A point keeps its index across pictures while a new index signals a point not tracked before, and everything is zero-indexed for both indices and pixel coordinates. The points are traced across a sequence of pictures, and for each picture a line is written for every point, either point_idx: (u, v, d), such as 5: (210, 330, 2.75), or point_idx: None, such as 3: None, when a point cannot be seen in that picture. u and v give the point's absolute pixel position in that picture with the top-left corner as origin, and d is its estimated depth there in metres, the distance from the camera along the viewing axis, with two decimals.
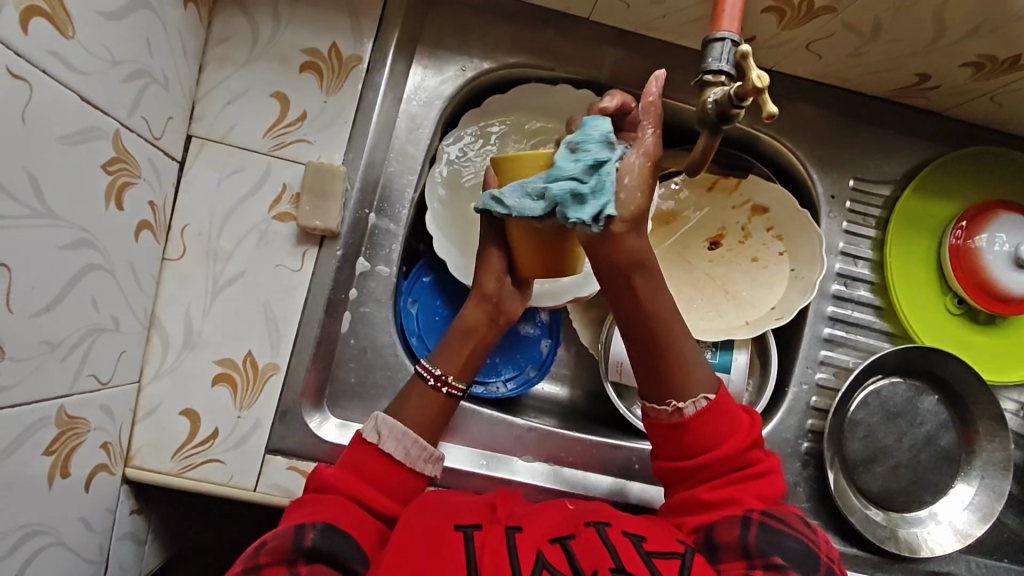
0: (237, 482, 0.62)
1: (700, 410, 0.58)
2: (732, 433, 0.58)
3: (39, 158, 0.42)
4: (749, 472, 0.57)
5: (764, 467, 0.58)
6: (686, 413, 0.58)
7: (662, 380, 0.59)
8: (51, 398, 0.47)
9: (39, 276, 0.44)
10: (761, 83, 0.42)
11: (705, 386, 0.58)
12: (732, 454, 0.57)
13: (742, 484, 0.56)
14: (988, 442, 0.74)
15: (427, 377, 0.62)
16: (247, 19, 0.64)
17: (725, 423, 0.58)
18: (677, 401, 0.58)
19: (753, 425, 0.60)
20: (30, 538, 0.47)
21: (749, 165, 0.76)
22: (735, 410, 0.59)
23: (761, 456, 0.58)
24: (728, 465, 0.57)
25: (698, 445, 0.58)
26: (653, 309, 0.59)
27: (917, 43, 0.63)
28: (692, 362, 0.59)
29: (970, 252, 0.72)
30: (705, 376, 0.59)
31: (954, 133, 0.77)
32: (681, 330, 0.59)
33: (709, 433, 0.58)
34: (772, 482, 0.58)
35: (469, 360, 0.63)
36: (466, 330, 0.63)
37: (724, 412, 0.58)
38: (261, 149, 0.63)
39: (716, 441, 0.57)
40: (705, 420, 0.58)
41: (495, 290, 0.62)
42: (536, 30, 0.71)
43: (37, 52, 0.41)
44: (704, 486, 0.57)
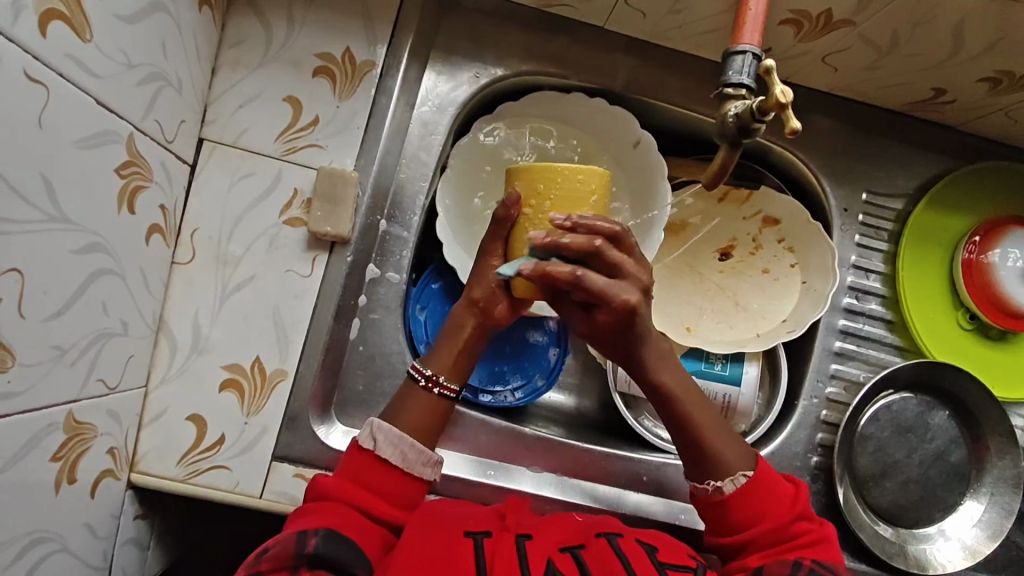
0: (243, 489, 0.61)
1: (740, 488, 0.58)
2: (774, 506, 0.58)
3: (53, 160, 0.42)
4: (798, 543, 0.56)
5: (813, 537, 0.57)
6: (726, 491, 0.58)
7: (701, 458, 0.60)
8: (60, 404, 0.47)
9: (51, 281, 0.44)
10: (785, 98, 0.42)
11: (743, 462, 0.59)
12: (778, 526, 0.57)
13: (792, 552, 0.56)
14: (999, 459, 0.73)
15: (419, 378, 0.61)
16: (261, 22, 0.64)
17: (767, 494, 0.58)
18: (715, 480, 0.59)
19: (798, 496, 0.60)
20: (35, 545, 0.46)
21: (760, 176, 0.77)
22: (776, 482, 0.59)
23: (809, 528, 0.58)
24: (775, 538, 0.57)
25: (740, 521, 0.58)
26: (689, 389, 0.60)
27: (934, 58, 0.63)
28: (727, 438, 0.60)
29: (983, 266, 0.72)
30: (741, 450, 0.60)
31: (966, 147, 0.77)
32: (711, 410, 0.61)
33: (752, 507, 0.58)
34: (826, 551, 0.56)
35: (460, 358, 0.62)
36: (451, 331, 0.62)
37: (764, 487, 0.59)
38: (272, 153, 0.63)
39: (760, 515, 0.58)
40: (746, 497, 0.58)
41: (483, 296, 0.60)
42: (550, 38, 0.71)
43: (55, 55, 0.41)
44: (754, 556, 0.57)
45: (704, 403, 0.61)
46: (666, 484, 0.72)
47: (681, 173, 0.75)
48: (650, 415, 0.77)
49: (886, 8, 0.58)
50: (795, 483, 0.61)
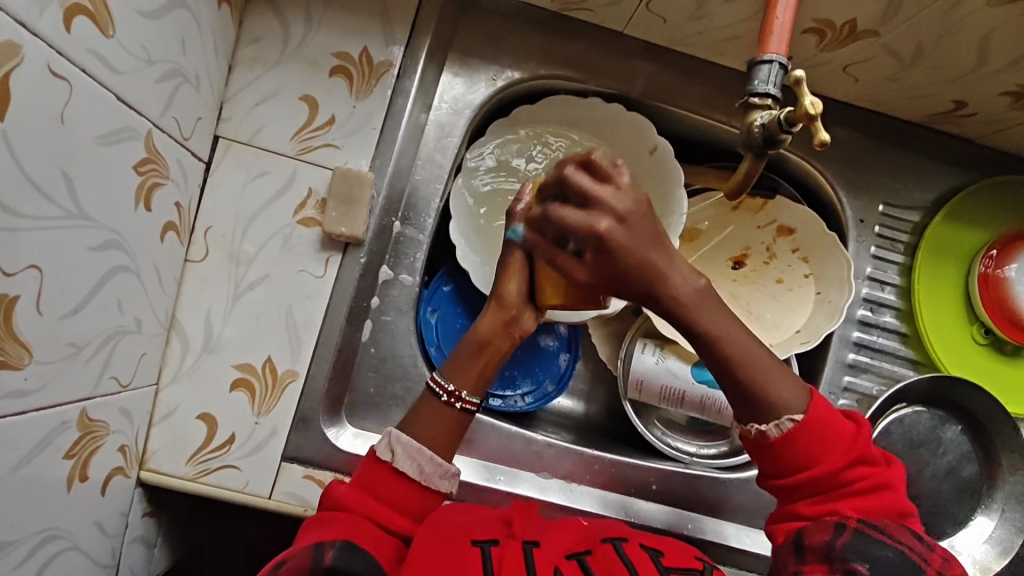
0: (252, 489, 0.61)
1: (786, 432, 0.53)
2: (829, 452, 0.53)
3: (74, 156, 0.42)
4: (854, 490, 0.53)
5: (872, 484, 0.53)
6: (771, 436, 0.54)
7: (746, 401, 0.54)
8: (73, 401, 0.47)
9: (68, 278, 0.43)
10: (813, 109, 0.41)
11: (793, 406, 0.53)
12: (831, 474, 0.53)
13: (843, 501, 0.52)
14: (1011, 475, 0.73)
15: (440, 393, 0.59)
16: (279, 20, 0.63)
17: (821, 439, 0.53)
18: (760, 423, 0.54)
19: (858, 437, 0.54)
20: (46, 543, 0.46)
21: (777, 185, 0.74)
22: (833, 425, 0.54)
23: (868, 472, 0.53)
24: (828, 484, 0.53)
25: (791, 466, 0.54)
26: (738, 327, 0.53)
27: (957, 70, 0.63)
28: (776, 379, 0.53)
29: (1000, 281, 0.71)
30: (793, 392, 0.53)
31: (984, 160, 0.76)
32: (759, 345, 0.54)
33: (806, 451, 0.53)
34: (882, 498, 0.53)
35: (483, 373, 0.61)
36: (480, 345, 0.60)
37: (818, 430, 0.53)
38: (288, 152, 0.62)
39: (813, 460, 0.53)
40: (796, 440, 0.53)
41: (514, 299, 0.60)
42: (569, 42, 0.70)
43: (78, 51, 0.41)
44: (802, 502, 0.54)
45: (750, 343, 0.54)
46: (675, 493, 0.72)
47: (698, 182, 0.74)
48: (660, 423, 0.77)
49: (912, 18, 0.57)
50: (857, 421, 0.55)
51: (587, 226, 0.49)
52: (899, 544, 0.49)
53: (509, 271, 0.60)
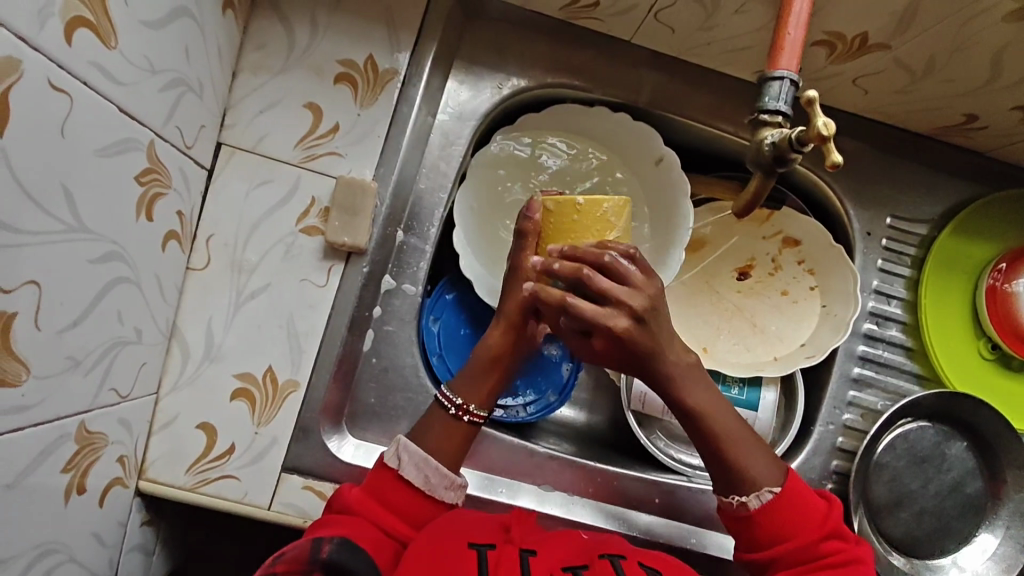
0: (251, 500, 0.60)
1: (765, 503, 0.56)
2: (804, 524, 0.56)
3: (75, 169, 0.41)
4: (828, 562, 0.55)
5: (844, 557, 0.55)
6: (750, 507, 0.57)
7: (725, 476, 0.58)
8: (72, 414, 0.46)
9: (68, 292, 0.43)
10: (827, 130, 0.41)
11: (770, 479, 0.57)
12: (807, 546, 0.55)
13: (821, 572, 0.54)
14: (1016, 493, 0.72)
15: (449, 406, 0.60)
16: (284, 26, 0.62)
17: (796, 512, 0.57)
18: (739, 494, 0.57)
19: (831, 512, 0.58)
20: (44, 557, 0.46)
21: (783, 197, 0.74)
22: (807, 500, 0.58)
23: (841, 546, 0.56)
24: (804, 556, 0.55)
25: (767, 538, 0.57)
26: (716, 403, 0.57)
27: (969, 84, 0.62)
28: (753, 454, 0.58)
29: (1008, 296, 0.71)
30: (767, 467, 0.58)
31: (993, 173, 0.75)
32: (740, 425, 0.59)
33: (784, 523, 0.56)
34: (857, 572, 0.55)
35: (491, 388, 0.61)
36: (490, 359, 0.60)
37: (794, 504, 0.57)
38: (291, 160, 0.62)
39: (789, 533, 0.56)
40: (773, 514, 0.56)
41: (520, 316, 0.60)
42: (576, 49, 0.70)
43: (79, 63, 0.40)
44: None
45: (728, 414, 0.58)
46: (676, 506, 0.72)
47: (704, 191, 0.74)
48: (663, 434, 0.77)
49: (925, 33, 0.56)
50: (829, 500, 0.59)
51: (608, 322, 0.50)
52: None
53: (516, 281, 0.60)
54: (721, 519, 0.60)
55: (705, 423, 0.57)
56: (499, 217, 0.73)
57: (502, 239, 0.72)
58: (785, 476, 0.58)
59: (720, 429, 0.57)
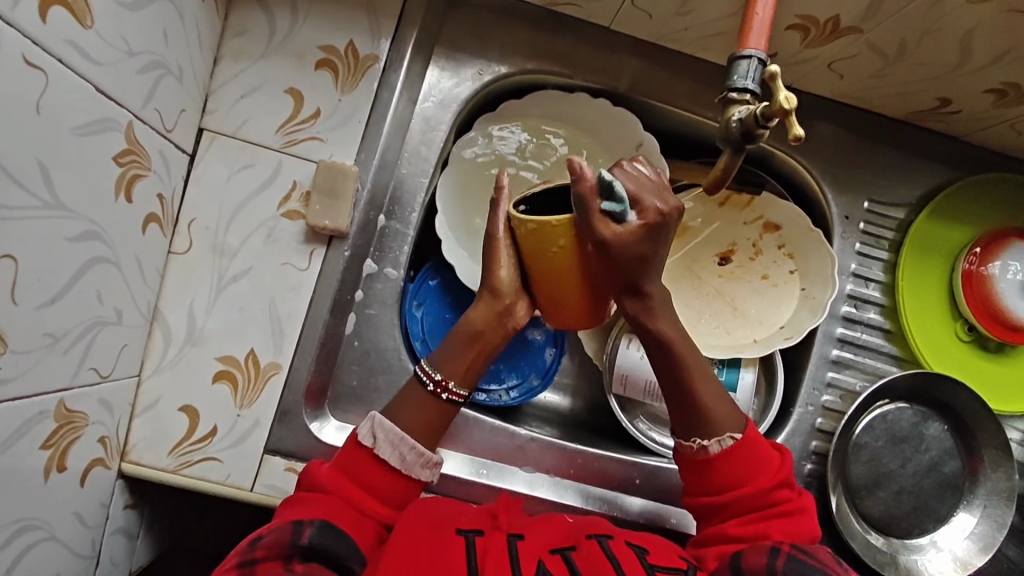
0: (233, 482, 0.61)
1: (726, 449, 0.58)
2: (760, 472, 0.58)
3: (51, 147, 0.41)
4: (777, 511, 0.57)
5: (792, 507, 0.57)
6: (711, 451, 0.58)
7: (690, 419, 0.59)
8: (51, 392, 0.46)
9: (46, 269, 0.43)
10: (789, 104, 0.42)
11: (733, 423, 0.59)
12: (761, 492, 0.57)
13: (771, 522, 0.56)
14: (992, 471, 0.73)
15: (427, 381, 0.59)
16: (265, 13, 0.63)
17: (753, 460, 0.58)
18: (702, 439, 0.59)
19: (783, 464, 0.59)
20: (24, 533, 0.46)
21: (762, 181, 0.75)
22: (763, 448, 0.59)
23: (790, 496, 0.58)
24: (757, 503, 0.57)
25: (724, 484, 0.58)
26: (690, 347, 0.59)
27: (941, 67, 0.63)
28: (719, 399, 0.59)
29: (983, 278, 0.72)
30: (731, 413, 0.59)
31: (967, 158, 0.76)
32: (710, 371, 0.60)
33: (739, 471, 0.58)
34: (802, 521, 0.57)
35: (473, 363, 0.60)
36: (472, 334, 0.59)
37: (752, 452, 0.58)
38: (272, 145, 0.62)
39: (742, 480, 0.57)
40: (731, 458, 0.58)
41: (510, 290, 0.58)
42: (555, 36, 0.71)
43: (55, 41, 0.41)
44: (730, 523, 0.57)
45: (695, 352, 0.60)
46: (658, 488, 0.72)
47: (684, 177, 0.75)
48: (645, 418, 0.77)
49: (894, 16, 0.57)
50: (781, 451, 0.61)
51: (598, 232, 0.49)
52: (820, 564, 0.52)
53: (495, 256, 0.57)
54: (676, 463, 0.62)
55: (675, 363, 0.59)
56: (477, 204, 0.73)
57: (476, 218, 0.73)
58: (746, 424, 0.60)
59: (694, 374, 0.58)
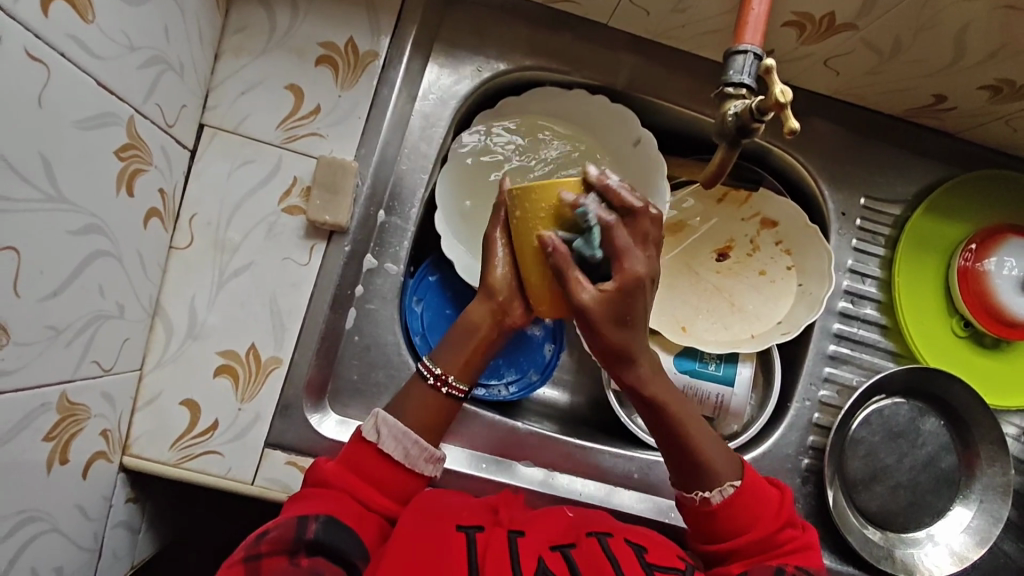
0: (235, 475, 0.61)
1: (727, 498, 0.58)
2: (763, 514, 0.59)
3: (52, 141, 0.42)
4: (782, 550, 0.58)
5: (796, 545, 0.58)
6: (712, 502, 0.59)
7: (689, 470, 0.59)
8: (52, 384, 0.47)
9: (48, 261, 0.44)
10: (783, 97, 0.42)
11: (731, 472, 0.59)
12: (766, 535, 0.58)
13: (777, 560, 0.57)
14: (989, 466, 0.73)
15: (427, 376, 0.60)
16: (265, 10, 0.63)
17: (756, 504, 0.59)
18: (703, 490, 0.59)
19: (783, 502, 0.60)
20: (27, 524, 0.46)
21: (760, 178, 0.76)
22: (764, 491, 0.60)
23: (794, 534, 0.59)
24: (763, 546, 0.58)
25: (728, 531, 0.58)
26: (683, 404, 0.60)
27: (936, 64, 0.63)
28: (715, 449, 0.60)
29: (979, 274, 0.72)
30: (729, 461, 0.60)
31: (963, 154, 0.77)
32: (706, 424, 0.61)
33: (744, 517, 0.58)
34: (809, 558, 0.58)
35: (472, 359, 0.60)
36: (468, 328, 0.60)
37: (754, 495, 0.59)
38: (272, 140, 0.63)
39: (747, 526, 0.58)
40: (735, 508, 0.59)
41: (504, 287, 0.58)
42: (554, 34, 0.71)
43: (57, 35, 0.41)
44: (737, 564, 0.58)
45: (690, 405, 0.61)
46: (656, 482, 0.73)
47: (680, 173, 0.75)
48: None
49: (888, 13, 0.58)
50: (781, 487, 0.62)
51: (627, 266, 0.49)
52: None
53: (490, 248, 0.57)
54: (679, 510, 0.62)
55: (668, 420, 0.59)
56: (471, 195, 0.73)
57: (465, 200, 0.72)
58: (745, 469, 0.61)
59: (689, 427, 0.59)
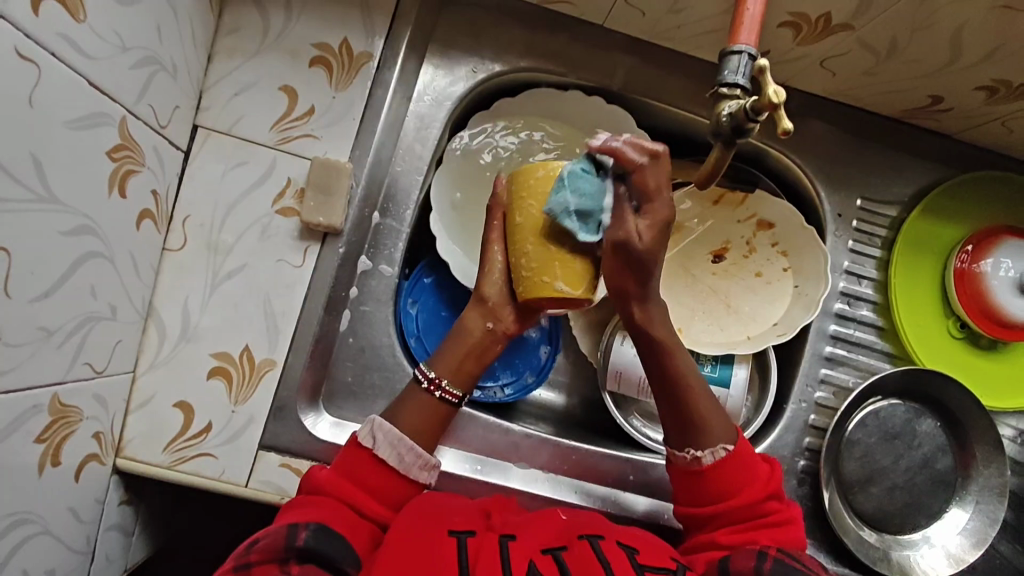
0: (228, 477, 0.61)
1: (718, 460, 0.59)
2: (751, 483, 0.58)
3: (44, 141, 0.42)
4: (767, 521, 0.57)
5: (780, 518, 0.58)
6: (704, 463, 0.59)
7: (685, 431, 0.60)
8: (44, 386, 0.47)
9: (39, 262, 0.43)
10: (777, 98, 0.43)
11: (725, 436, 0.60)
12: (751, 503, 0.57)
13: (759, 531, 0.57)
14: (985, 468, 0.73)
15: (421, 380, 0.60)
16: (259, 11, 0.63)
17: (745, 472, 0.59)
18: (695, 450, 0.60)
19: (772, 476, 0.60)
20: (18, 527, 0.46)
21: (756, 180, 0.76)
22: (754, 460, 0.60)
23: (779, 508, 0.58)
24: (748, 515, 0.57)
25: (714, 495, 0.59)
26: (691, 369, 0.62)
27: (932, 64, 0.63)
28: (715, 414, 0.60)
29: (975, 275, 0.72)
30: (726, 425, 0.60)
31: (959, 156, 0.77)
32: (706, 386, 0.62)
33: (730, 481, 0.58)
34: (789, 531, 0.57)
35: (466, 365, 0.61)
36: (461, 334, 0.61)
37: (744, 463, 0.59)
38: (266, 142, 0.63)
39: (731, 491, 0.58)
40: (723, 469, 0.59)
41: (494, 294, 0.60)
42: (549, 34, 0.71)
43: (48, 35, 0.41)
44: (720, 532, 0.58)
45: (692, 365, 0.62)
46: (653, 484, 0.72)
47: (676, 175, 0.75)
48: (639, 415, 0.78)
49: (883, 14, 0.58)
50: (771, 464, 0.61)
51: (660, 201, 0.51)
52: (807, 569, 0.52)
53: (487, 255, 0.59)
54: (668, 473, 0.63)
55: (671, 374, 0.61)
56: (460, 187, 0.72)
57: (455, 192, 0.72)
58: (739, 436, 0.61)
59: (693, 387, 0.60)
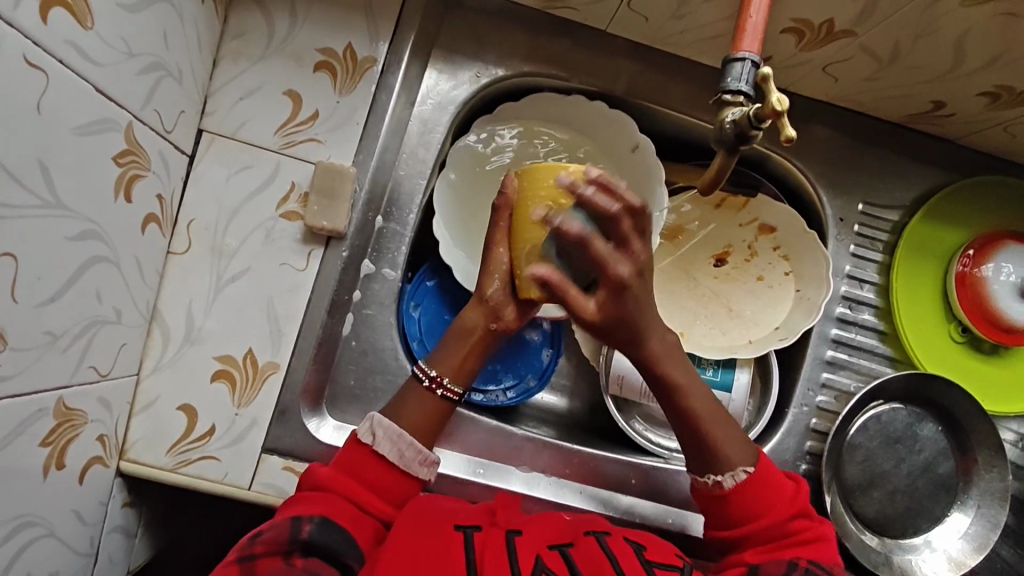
0: (231, 480, 0.61)
1: (739, 483, 0.59)
2: (774, 504, 0.59)
3: (51, 147, 0.42)
4: (796, 539, 0.57)
5: (811, 535, 0.58)
6: (725, 486, 0.59)
7: (702, 455, 0.60)
8: (49, 389, 0.47)
9: (45, 267, 0.44)
10: (781, 105, 0.42)
11: (745, 458, 0.59)
12: (779, 523, 0.58)
13: (788, 548, 0.57)
14: (987, 472, 0.73)
15: (423, 378, 0.60)
16: (264, 15, 0.64)
17: (767, 492, 0.59)
18: (715, 474, 0.59)
19: (798, 493, 0.60)
20: (23, 529, 0.46)
21: (758, 184, 0.76)
22: (777, 480, 0.60)
23: (808, 525, 0.58)
24: (773, 534, 0.58)
25: (739, 517, 0.59)
26: (702, 395, 0.60)
27: (934, 70, 0.63)
28: (729, 434, 0.60)
29: (976, 280, 0.72)
30: (745, 447, 0.60)
31: (961, 161, 0.77)
32: (722, 411, 0.61)
33: (754, 503, 0.58)
34: (824, 548, 0.57)
35: (466, 361, 0.61)
36: (463, 331, 0.60)
37: (767, 484, 0.59)
38: (271, 146, 0.63)
39: (756, 513, 0.58)
40: (745, 493, 0.59)
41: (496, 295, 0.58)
42: (552, 39, 0.71)
43: (55, 42, 0.41)
44: (751, 552, 0.57)
45: (701, 391, 0.60)
46: (654, 488, 0.73)
47: (679, 179, 0.76)
48: (642, 419, 0.78)
49: (885, 20, 0.58)
50: (796, 481, 0.62)
51: (611, 271, 0.50)
52: None
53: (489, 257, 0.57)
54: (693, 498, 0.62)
55: (682, 404, 0.59)
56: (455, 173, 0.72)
57: (449, 173, 0.72)
58: (760, 456, 0.61)
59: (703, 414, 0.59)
